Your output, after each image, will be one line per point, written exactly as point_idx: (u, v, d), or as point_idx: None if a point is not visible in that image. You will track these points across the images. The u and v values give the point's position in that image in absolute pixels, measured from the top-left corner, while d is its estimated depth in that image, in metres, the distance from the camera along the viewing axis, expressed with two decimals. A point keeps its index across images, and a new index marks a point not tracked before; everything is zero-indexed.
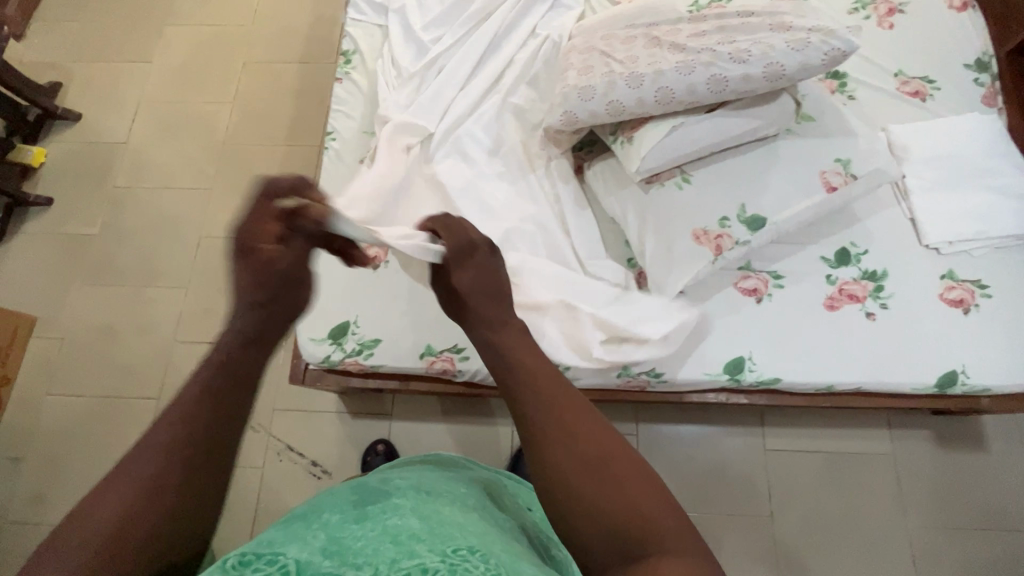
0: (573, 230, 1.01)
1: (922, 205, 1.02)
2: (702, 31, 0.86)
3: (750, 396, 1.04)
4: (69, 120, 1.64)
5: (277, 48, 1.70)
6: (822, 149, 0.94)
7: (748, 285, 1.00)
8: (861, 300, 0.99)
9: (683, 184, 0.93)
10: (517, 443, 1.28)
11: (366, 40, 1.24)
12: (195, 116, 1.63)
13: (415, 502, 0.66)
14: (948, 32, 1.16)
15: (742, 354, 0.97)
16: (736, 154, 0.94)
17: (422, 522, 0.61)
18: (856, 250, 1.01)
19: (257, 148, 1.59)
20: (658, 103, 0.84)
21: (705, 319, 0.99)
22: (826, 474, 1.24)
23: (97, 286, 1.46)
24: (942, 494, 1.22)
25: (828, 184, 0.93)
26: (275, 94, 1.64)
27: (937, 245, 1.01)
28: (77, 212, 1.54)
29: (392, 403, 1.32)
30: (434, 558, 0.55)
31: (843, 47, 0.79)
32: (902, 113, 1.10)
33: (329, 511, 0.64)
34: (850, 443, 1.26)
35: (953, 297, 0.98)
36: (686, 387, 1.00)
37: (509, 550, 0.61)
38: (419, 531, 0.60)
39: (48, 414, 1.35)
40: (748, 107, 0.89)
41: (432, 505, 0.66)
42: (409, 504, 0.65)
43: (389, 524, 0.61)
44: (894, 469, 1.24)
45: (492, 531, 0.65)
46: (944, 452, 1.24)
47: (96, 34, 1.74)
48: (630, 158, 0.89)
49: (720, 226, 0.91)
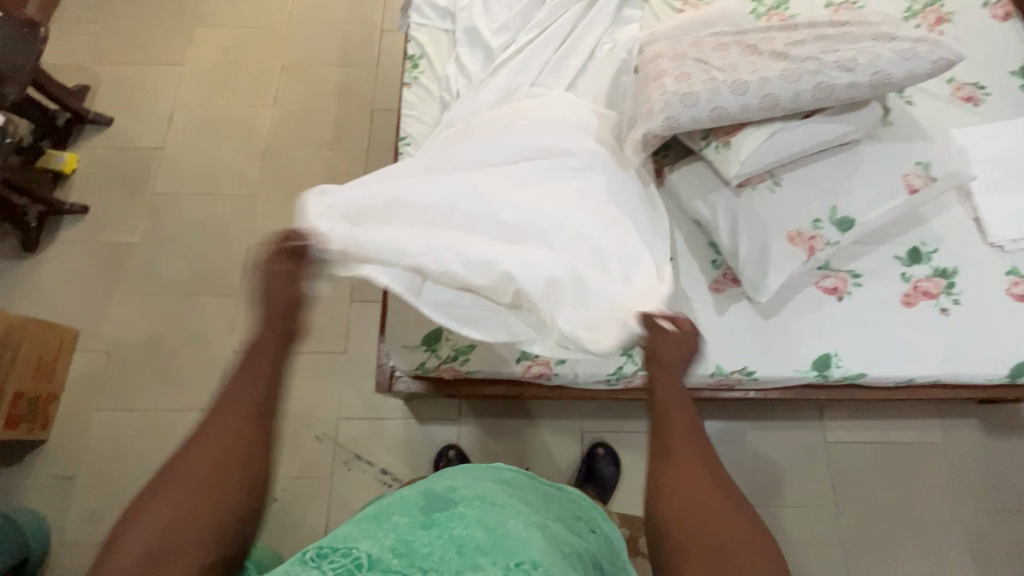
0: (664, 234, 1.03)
1: (985, 205, 1.08)
2: (800, 39, 0.89)
3: (830, 392, 1.08)
4: (100, 125, 1.58)
5: (316, 50, 1.67)
6: (904, 153, 0.98)
7: (829, 284, 1.04)
8: (936, 296, 1.04)
9: (775, 188, 0.96)
10: (588, 443, 1.30)
11: (433, 44, 1.23)
12: (235, 120, 1.59)
13: (480, 513, 0.66)
14: (993, 40, 1.22)
15: (828, 351, 1.01)
16: (823, 158, 0.97)
17: (488, 535, 0.62)
18: (927, 249, 1.06)
19: (301, 152, 1.55)
20: (763, 109, 0.86)
21: (791, 316, 1.02)
22: (884, 464, 1.29)
23: (142, 297, 1.41)
24: (992, 479, 1.28)
25: (911, 186, 0.97)
26: (317, 97, 1.62)
27: (1001, 243, 1.06)
28: (114, 219, 1.49)
29: (459, 408, 1.32)
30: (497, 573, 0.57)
31: (949, 56, 0.82)
32: (958, 116, 1.16)
33: (398, 514, 0.65)
34: (904, 434, 1.31)
35: (1019, 292, 1.04)
36: (774, 383, 1.03)
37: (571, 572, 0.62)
38: (483, 543, 0.61)
39: (97, 431, 1.30)
40: (840, 113, 0.92)
41: (497, 518, 0.66)
42: (473, 515, 0.65)
43: (456, 533, 0.62)
44: (945, 456, 1.30)
45: (556, 559, 0.63)
46: (992, 438, 1.30)
47: (123, 36, 1.69)
48: (728, 163, 0.92)
49: (813, 227, 0.95)
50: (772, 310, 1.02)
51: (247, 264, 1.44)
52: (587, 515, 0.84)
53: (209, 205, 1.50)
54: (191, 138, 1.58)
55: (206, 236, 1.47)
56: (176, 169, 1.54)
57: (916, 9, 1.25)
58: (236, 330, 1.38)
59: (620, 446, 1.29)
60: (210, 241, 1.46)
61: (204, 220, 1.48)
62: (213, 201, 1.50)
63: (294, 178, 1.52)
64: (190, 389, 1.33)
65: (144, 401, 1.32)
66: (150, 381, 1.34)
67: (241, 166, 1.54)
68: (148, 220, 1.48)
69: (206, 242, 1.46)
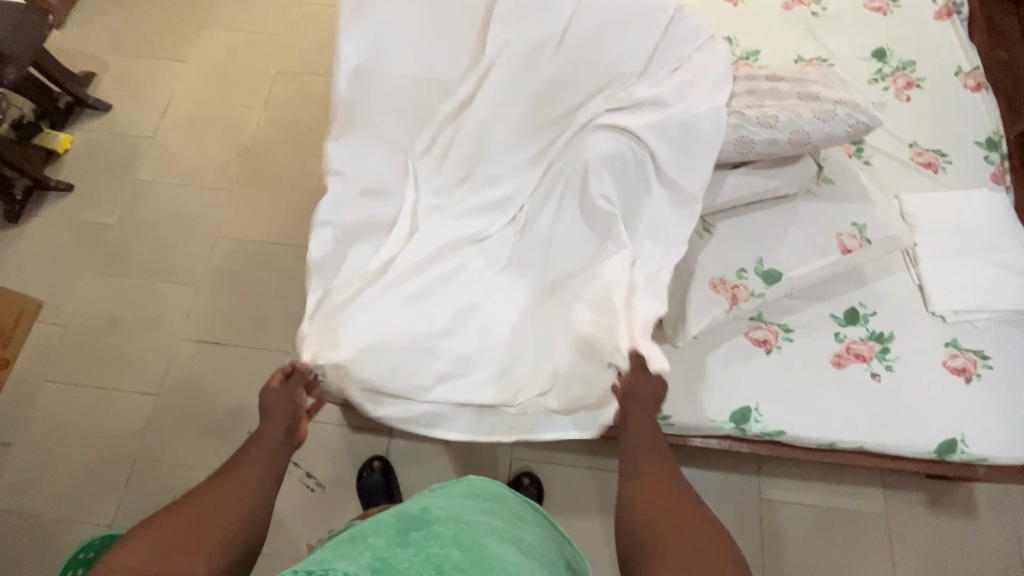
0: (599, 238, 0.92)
1: (931, 273, 1.05)
2: (732, 92, 0.90)
3: (754, 446, 1.05)
4: (98, 110, 1.66)
5: (311, 60, 1.73)
6: (841, 212, 0.97)
7: (758, 336, 1.02)
8: (868, 360, 1.01)
9: (704, 234, 0.97)
10: (515, 470, 1.28)
11: None
12: (225, 118, 1.65)
13: (455, 531, 0.68)
14: (961, 109, 1.21)
15: (749, 404, 0.99)
16: (759, 209, 0.98)
17: (464, 552, 0.64)
18: (865, 311, 1.04)
19: (282, 153, 1.60)
20: (684, 155, 0.88)
21: (714, 364, 1.00)
22: (819, 530, 1.24)
23: (107, 276, 1.46)
24: (934, 560, 1.22)
25: (844, 246, 0.95)
26: (303, 102, 1.67)
27: (942, 313, 1.03)
28: (96, 200, 1.55)
29: (393, 420, 1.32)
30: None
31: (867, 121, 0.83)
32: (915, 181, 1.14)
33: (374, 536, 0.67)
34: (843, 500, 1.26)
35: (956, 365, 1.01)
36: (691, 432, 1.01)
37: None
38: (460, 560, 0.63)
39: (42, 402, 1.33)
40: (772, 167, 0.92)
41: (472, 536, 0.68)
42: (449, 534, 0.67)
43: (433, 551, 0.64)
44: (886, 529, 1.24)
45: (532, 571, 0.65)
46: (937, 516, 1.24)
47: (135, 31, 1.78)
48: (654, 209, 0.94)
49: (737, 277, 0.94)
50: (695, 355, 1.01)
51: (211, 256, 1.48)
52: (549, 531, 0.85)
53: (187, 196, 1.55)
54: (181, 130, 1.64)
55: (177, 225, 1.52)
56: (161, 160, 1.60)
57: (886, 72, 1.25)
58: (192, 318, 1.41)
59: (547, 478, 1.28)
60: (180, 230, 1.51)
61: (179, 210, 1.53)
62: (189, 194, 1.55)
63: (271, 178, 1.57)
64: (137, 371, 1.36)
65: (92, 378, 1.36)
66: (99, 358, 1.37)
67: (223, 162, 1.59)
68: (127, 204, 1.54)
69: (176, 231, 1.51)
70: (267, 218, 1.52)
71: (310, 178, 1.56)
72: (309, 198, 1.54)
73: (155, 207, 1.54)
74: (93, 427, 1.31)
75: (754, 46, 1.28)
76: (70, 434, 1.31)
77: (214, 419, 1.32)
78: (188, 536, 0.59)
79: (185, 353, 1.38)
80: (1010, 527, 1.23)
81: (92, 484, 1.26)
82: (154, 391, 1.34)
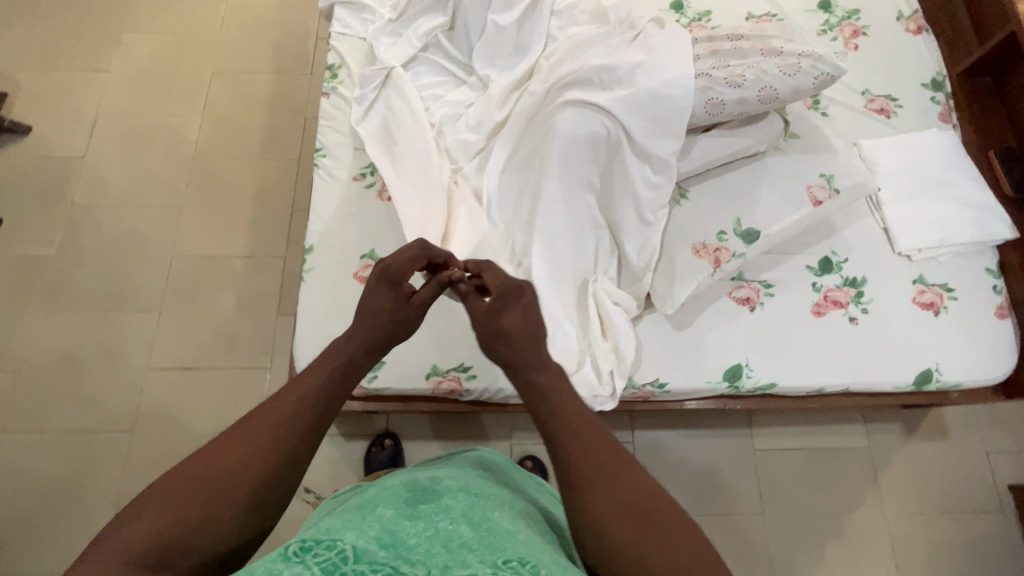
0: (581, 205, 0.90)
1: (893, 215, 1.09)
2: (696, 54, 0.89)
3: (747, 401, 1.08)
4: (17, 134, 1.52)
5: (247, 57, 1.62)
6: (809, 165, 1.00)
7: (741, 295, 1.04)
8: (845, 306, 1.05)
9: (682, 200, 0.98)
10: (517, 456, 1.28)
11: (353, 53, 1.20)
12: (163, 128, 1.54)
13: (466, 506, 0.65)
14: (906, 53, 1.25)
15: (739, 361, 1.01)
16: (730, 170, 0.99)
17: (473, 528, 0.61)
18: (838, 259, 1.07)
19: (230, 161, 1.51)
20: (657, 122, 0.87)
21: (701, 327, 1.02)
22: (810, 470, 1.30)
23: (56, 312, 1.35)
24: (916, 483, 1.30)
25: (815, 198, 0.98)
26: (245, 103, 1.57)
27: (908, 252, 1.08)
28: (30, 232, 1.43)
29: (387, 423, 1.29)
30: (486, 568, 0.54)
31: (831, 72, 0.84)
32: (871, 128, 1.17)
33: (384, 505, 0.64)
34: (829, 439, 1.32)
35: (925, 300, 1.05)
36: (687, 395, 1.03)
37: (558, 562, 0.59)
38: (471, 538, 0.59)
39: (4, 455, 1.24)
40: (741, 126, 0.93)
41: (482, 511, 0.64)
42: (459, 507, 0.64)
43: (443, 527, 0.60)
44: (870, 460, 1.31)
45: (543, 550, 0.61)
46: (914, 442, 1.32)
47: (46, 43, 1.62)
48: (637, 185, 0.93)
49: (718, 240, 0.95)
50: (683, 320, 1.02)
51: (169, 278, 1.39)
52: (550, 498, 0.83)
53: (132, 217, 1.45)
54: (116, 146, 1.52)
55: (127, 249, 1.42)
56: (98, 180, 1.48)
57: (833, 22, 1.27)
58: (158, 345, 1.33)
59: (548, 458, 1.29)
60: (131, 253, 1.41)
61: (126, 232, 1.43)
62: (134, 214, 1.45)
63: (223, 188, 1.48)
64: (106, 408, 1.28)
65: (57, 422, 1.27)
66: (62, 400, 1.28)
67: (167, 176, 1.49)
68: (66, 233, 1.43)
69: (126, 255, 1.41)
70: (225, 231, 1.44)
71: (265, 183, 1.48)
72: (266, 206, 1.46)
73: (99, 232, 1.43)
74: (66, 473, 1.23)
75: (705, 7, 1.28)
76: (41, 483, 1.22)
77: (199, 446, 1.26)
78: (214, 496, 0.52)
79: (156, 382, 1.30)
80: (978, 443, 1.32)
81: (76, 532, 1.19)
82: (127, 427, 1.27)
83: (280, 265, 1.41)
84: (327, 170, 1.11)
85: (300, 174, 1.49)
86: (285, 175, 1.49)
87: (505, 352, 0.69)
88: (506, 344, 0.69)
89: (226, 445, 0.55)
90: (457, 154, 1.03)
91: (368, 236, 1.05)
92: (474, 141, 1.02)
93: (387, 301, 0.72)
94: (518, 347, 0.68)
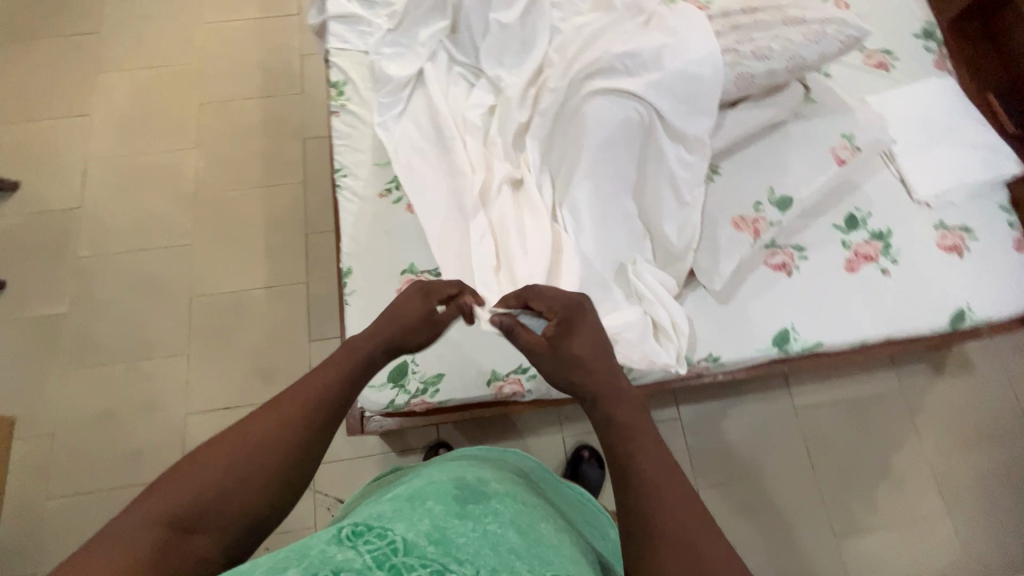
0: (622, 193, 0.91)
1: (908, 165, 1.13)
2: (716, 32, 0.90)
3: (793, 363, 1.11)
4: (6, 193, 1.46)
5: (232, 83, 1.57)
6: (828, 128, 1.03)
7: (776, 261, 1.07)
8: (875, 259, 1.08)
9: (714, 177, 1.01)
10: (570, 447, 1.30)
11: (355, 68, 1.17)
12: (157, 167, 1.50)
13: (515, 511, 0.59)
14: (894, 6, 1.28)
15: (785, 326, 1.04)
16: (756, 141, 1.03)
17: (522, 535, 0.55)
18: (861, 214, 1.11)
19: (234, 192, 1.47)
20: (689, 102, 0.89)
21: (744, 297, 1.04)
22: (849, 420, 1.35)
23: (80, 370, 1.32)
24: (949, 418, 1.36)
25: (839, 158, 1.01)
26: (239, 132, 1.53)
27: (927, 199, 1.11)
28: (38, 292, 1.38)
29: (438, 433, 1.30)
30: None
31: (854, 34, 0.89)
32: (873, 83, 1.21)
33: (433, 497, 0.58)
34: (863, 387, 1.37)
35: (948, 244, 1.10)
36: (738, 365, 1.06)
37: None
38: (519, 544, 0.53)
39: (52, 522, 1.21)
40: (766, 98, 0.98)
41: (530, 519, 0.59)
42: (509, 512, 0.58)
43: (491, 530, 0.53)
44: (904, 402, 1.36)
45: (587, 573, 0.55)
46: (942, 379, 1.38)
47: (19, 94, 1.56)
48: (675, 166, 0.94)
49: (755, 211, 0.99)
50: (726, 293, 1.04)
51: (191, 319, 1.36)
52: (576, 510, 0.77)
53: (142, 262, 1.41)
54: (112, 192, 1.48)
55: (142, 295, 1.38)
56: (100, 230, 1.44)
57: None
58: (191, 388, 1.31)
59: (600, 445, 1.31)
60: (147, 299, 1.38)
61: (138, 279, 1.39)
62: (145, 258, 1.41)
63: (231, 220, 1.45)
64: (149, 460, 1.25)
65: (100, 481, 1.23)
66: (102, 458, 1.25)
67: (171, 216, 1.45)
68: (76, 288, 1.38)
69: (143, 301, 1.37)
70: (242, 264, 1.41)
71: (274, 210, 1.46)
72: (279, 233, 1.44)
73: (110, 282, 1.39)
74: None
75: None
76: None
77: None
78: (245, 471, 0.54)
79: (196, 426, 1.28)
80: (1000, 371, 1.38)
81: None
82: None
83: (303, 291, 1.39)
84: (350, 190, 1.10)
85: (308, 196, 1.47)
86: (292, 199, 1.47)
87: (581, 379, 0.63)
88: (580, 372, 0.63)
89: (258, 418, 0.57)
90: (482, 157, 1.02)
91: (404, 251, 1.04)
92: (499, 142, 1.01)
93: (416, 309, 0.70)
94: (594, 373, 0.63)
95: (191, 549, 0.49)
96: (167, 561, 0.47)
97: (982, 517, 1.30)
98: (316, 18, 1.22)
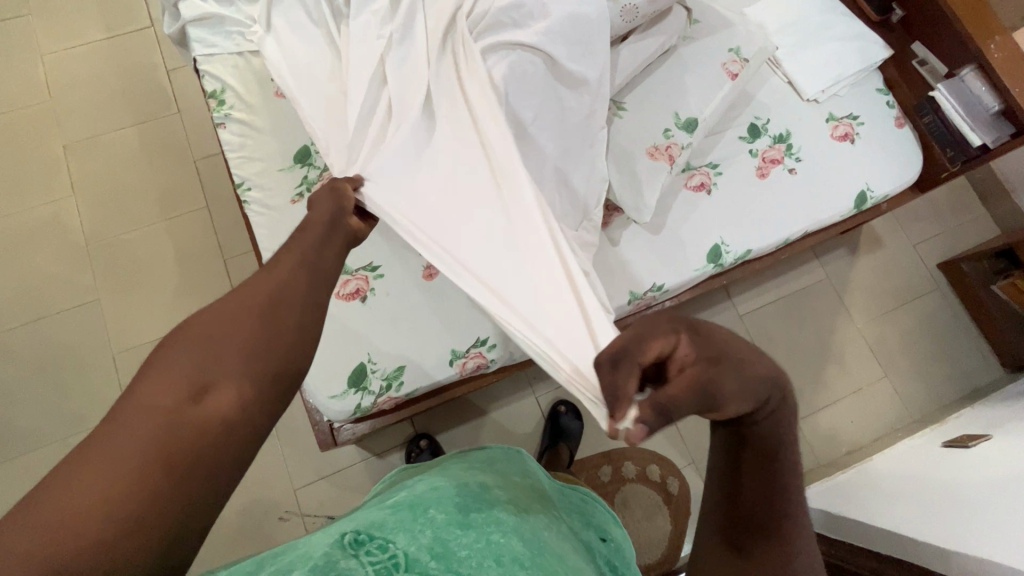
0: (538, 150, 0.91)
1: (793, 67, 1.19)
2: None
3: (729, 275, 1.18)
4: None
5: (97, 116, 1.41)
6: (717, 45, 1.07)
7: (696, 182, 1.11)
8: (781, 161, 1.15)
9: (621, 112, 1.03)
10: (545, 406, 1.33)
11: (233, 73, 1.08)
12: (35, 226, 1.34)
13: (518, 519, 0.57)
14: None
15: (716, 242, 1.09)
16: (652, 72, 1.05)
17: (527, 545, 0.53)
18: (761, 122, 1.16)
19: (131, 234, 1.35)
20: (582, 44, 0.89)
21: (673, 223, 1.08)
22: (789, 315, 1.46)
23: (9, 463, 1.20)
24: (871, 291, 1.49)
25: (730, 72, 1.05)
26: (119, 167, 1.39)
27: (815, 96, 1.18)
28: None
29: (415, 424, 1.29)
30: None
31: None
32: None
33: (434, 505, 0.55)
34: (794, 282, 1.47)
35: (840, 133, 1.18)
36: (681, 288, 1.11)
37: None
38: (524, 554, 0.52)
39: None
40: (653, 26, 1.00)
41: (534, 528, 0.57)
42: (512, 521, 0.56)
43: (495, 540, 0.52)
44: (832, 286, 1.48)
45: None
46: (858, 258, 1.50)
47: None
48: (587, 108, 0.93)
49: (666, 138, 1.02)
50: (657, 224, 1.08)
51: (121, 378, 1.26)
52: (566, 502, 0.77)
53: (47, 331, 1.28)
54: None
55: (58, 367, 1.26)
56: None
57: None
58: None
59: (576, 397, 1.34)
60: (64, 370, 1.26)
61: (47, 351, 1.27)
62: (49, 326, 1.28)
63: (136, 264, 1.33)
64: None
65: None
66: None
67: (66, 274, 1.31)
68: None
69: (60, 373, 1.25)
70: (163, 308, 1.31)
71: (182, 243, 1.35)
72: (194, 265, 1.34)
73: (16, 362, 1.26)
74: None
75: None
76: None
77: (236, 525, 1.21)
78: (241, 324, 0.52)
79: None
80: (905, 239, 1.53)
81: None
82: None
83: None
84: (260, 203, 1.04)
85: (217, 221, 1.37)
86: (199, 227, 1.36)
87: (767, 374, 0.45)
88: (753, 365, 0.45)
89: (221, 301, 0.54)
90: None
91: None
92: None
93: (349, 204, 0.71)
94: (762, 362, 0.46)
95: (205, 410, 0.48)
96: (184, 418, 0.47)
97: (913, 371, 1.45)
98: (171, 26, 1.09)
